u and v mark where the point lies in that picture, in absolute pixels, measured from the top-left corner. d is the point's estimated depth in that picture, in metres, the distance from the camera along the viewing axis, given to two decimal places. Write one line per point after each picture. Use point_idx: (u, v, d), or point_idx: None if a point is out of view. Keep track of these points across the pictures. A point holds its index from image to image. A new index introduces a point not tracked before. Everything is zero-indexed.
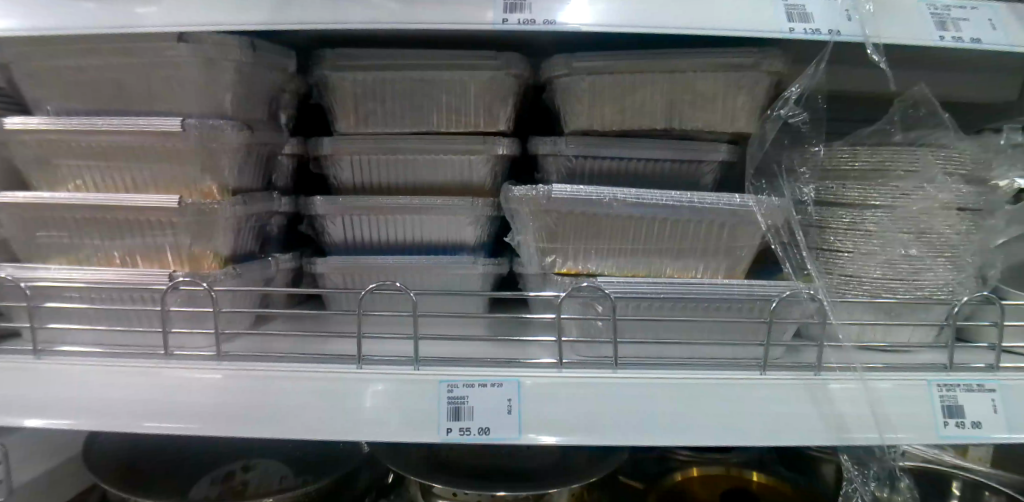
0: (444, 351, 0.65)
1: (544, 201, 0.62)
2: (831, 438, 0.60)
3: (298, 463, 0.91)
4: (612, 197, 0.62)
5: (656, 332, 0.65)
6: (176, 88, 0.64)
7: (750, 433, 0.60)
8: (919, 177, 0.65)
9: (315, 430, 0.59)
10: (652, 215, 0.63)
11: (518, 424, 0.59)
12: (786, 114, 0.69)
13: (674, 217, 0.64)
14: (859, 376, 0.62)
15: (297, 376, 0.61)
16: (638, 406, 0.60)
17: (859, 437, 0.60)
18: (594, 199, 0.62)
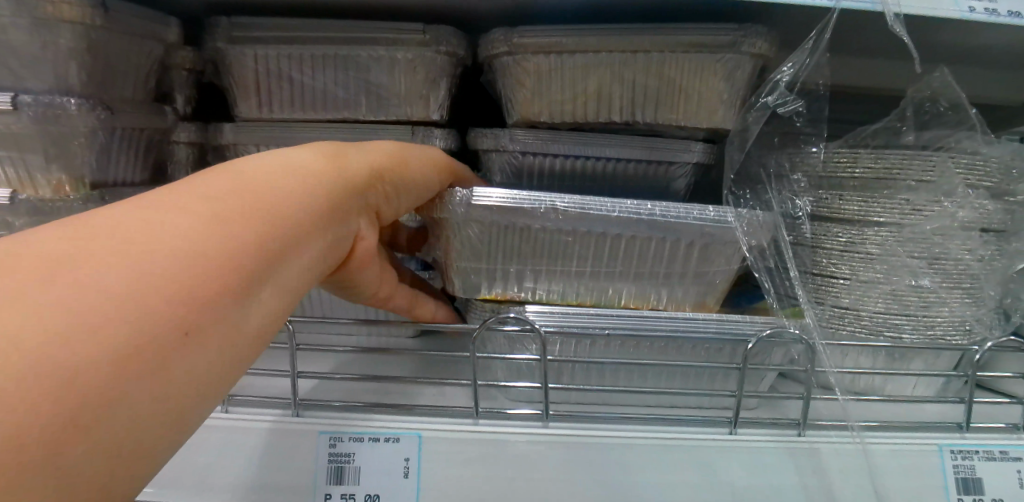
0: (340, 392, 0.52)
1: (465, 208, 0.50)
2: None
3: None
4: (550, 206, 0.50)
5: (602, 375, 0.52)
6: (7, 57, 0.51)
7: None
8: (933, 189, 0.52)
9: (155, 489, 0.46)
10: (598, 228, 0.51)
11: (414, 493, 0.46)
12: (774, 103, 0.56)
13: (626, 232, 0.51)
14: (856, 439, 0.49)
15: None
16: (574, 474, 0.47)
17: None
18: (527, 207, 0.50)
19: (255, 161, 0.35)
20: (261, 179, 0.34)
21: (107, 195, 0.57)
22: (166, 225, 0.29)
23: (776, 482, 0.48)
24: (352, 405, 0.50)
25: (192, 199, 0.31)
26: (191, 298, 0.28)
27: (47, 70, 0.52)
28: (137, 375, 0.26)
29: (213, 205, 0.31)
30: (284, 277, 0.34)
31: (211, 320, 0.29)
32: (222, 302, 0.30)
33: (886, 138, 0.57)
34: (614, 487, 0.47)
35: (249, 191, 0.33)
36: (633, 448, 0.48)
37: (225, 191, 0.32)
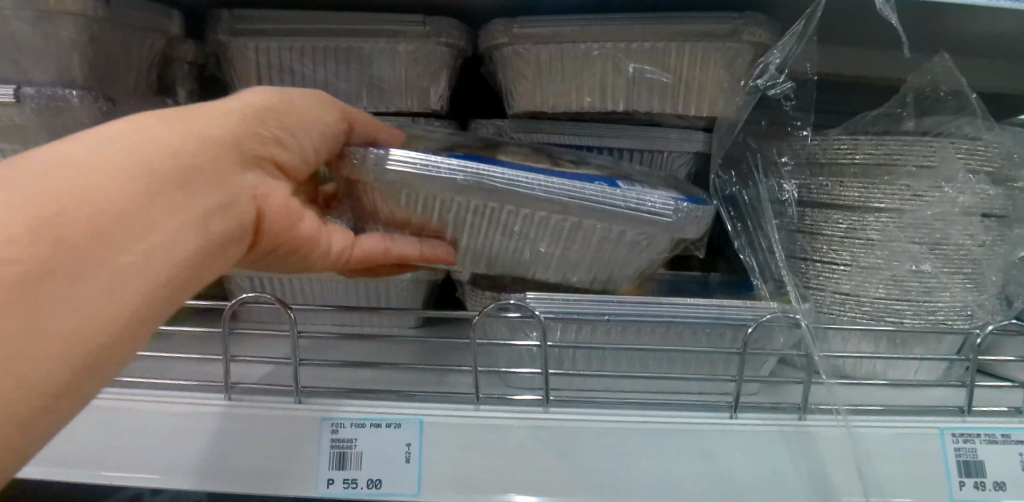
0: (343, 380, 0.53)
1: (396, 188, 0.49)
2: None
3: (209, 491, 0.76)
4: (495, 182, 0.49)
5: (603, 361, 0.53)
6: (12, 50, 0.52)
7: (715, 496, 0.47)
8: (935, 175, 0.52)
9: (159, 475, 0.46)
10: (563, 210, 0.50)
11: (417, 480, 0.46)
12: (766, 85, 0.57)
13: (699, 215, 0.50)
14: (842, 423, 0.50)
15: (146, 405, 0.48)
16: (575, 458, 0.47)
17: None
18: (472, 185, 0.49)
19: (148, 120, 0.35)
20: (150, 132, 0.34)
21: None
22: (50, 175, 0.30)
23: (777, 467, 0.48)
24: (353, 391, 0.50)
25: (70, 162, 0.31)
26: (61, 252, 0.28)
27: (50, 62, 0.52)
28: (31, 299, 0.27)
29: (87, 152, 0.31)
30: (175, 228, 0.33)
31: (76, 271, 0.29)
32: (113, 238, 0.30)
33: (887, 124, 0.56)
34: (615, 471, 0.47)
35: (136, 150, 0.33)
36: (633, 433, 0.48)
37: (114, 146, 0.32)
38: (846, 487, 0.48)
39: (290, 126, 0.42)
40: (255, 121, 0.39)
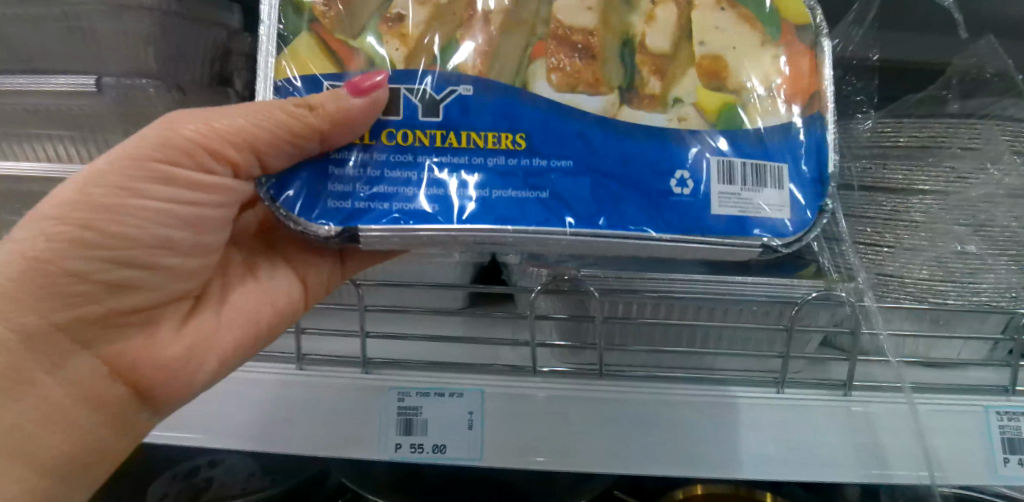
0: (404, 353, 0.56)
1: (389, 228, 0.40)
2: (861, 475, 0.49)
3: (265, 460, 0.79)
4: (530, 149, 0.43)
5: (651, 337, 0.55)
6: (93, 44, 0.55)
7: (763, 465, 0.49)
8: (978, 156, 0.53)
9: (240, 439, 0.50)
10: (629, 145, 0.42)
11: (479, 444, 0.50)
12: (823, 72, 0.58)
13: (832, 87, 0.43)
14: (909, 400, 0.50)
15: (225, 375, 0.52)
16: (628, 427, 0.49)
17: (898, 474, 0.49)
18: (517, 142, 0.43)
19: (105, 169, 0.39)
20: (138, 160, 0.39)
21: None
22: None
23: (822, 438, 0.50)
24: (419, 363, 0.54)
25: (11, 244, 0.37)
26: None
27: (128, 54, 0.56)
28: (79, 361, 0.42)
29: (104, 198, 0.39)
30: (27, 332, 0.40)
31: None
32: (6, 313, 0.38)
33: (930, 107, 0.57)
34: (667, 441, 0.49)
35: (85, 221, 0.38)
36: (688, 405, 0.50)
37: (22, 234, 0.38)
38: (894, 459, 0.50)
39: (273, 149, 0.39)
40: (226, 141, 0.39)
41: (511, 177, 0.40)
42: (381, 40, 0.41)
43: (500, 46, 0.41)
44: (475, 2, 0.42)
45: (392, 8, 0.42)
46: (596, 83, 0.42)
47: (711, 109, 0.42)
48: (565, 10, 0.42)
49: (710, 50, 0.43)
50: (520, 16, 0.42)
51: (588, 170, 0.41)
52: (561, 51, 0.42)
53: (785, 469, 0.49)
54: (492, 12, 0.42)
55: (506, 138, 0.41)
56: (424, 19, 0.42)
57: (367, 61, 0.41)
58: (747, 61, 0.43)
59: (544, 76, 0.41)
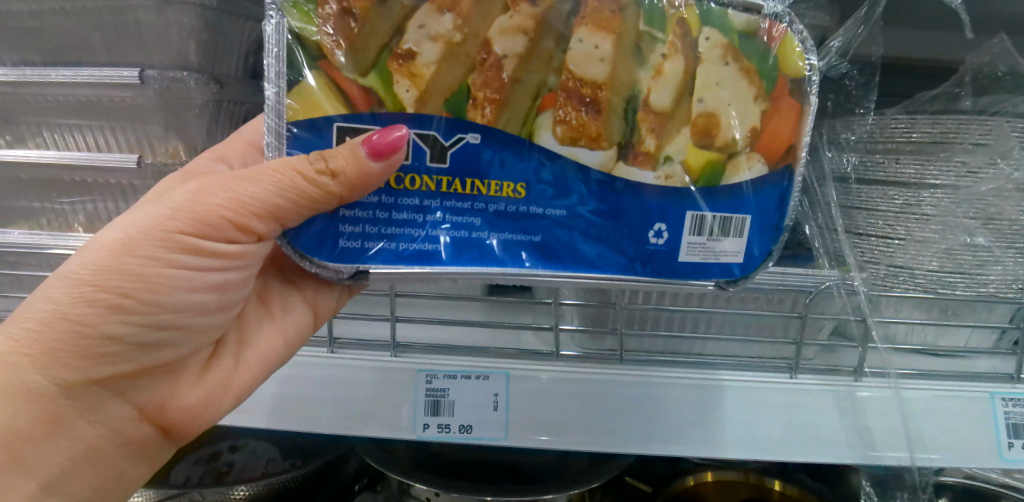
0: (432, 337, 0.58)
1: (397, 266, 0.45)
2: (853, 455, 0.52)
3: (291, 439, 0.83)
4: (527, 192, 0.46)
5: (669, 323, 0.57)
6: (137, 38, 0.58)
7: (766, 448, 0.52)
8: (989, 152, 0.55)
9: (277, 417, 0.53)
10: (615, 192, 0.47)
11: (504, 424, 0.52)
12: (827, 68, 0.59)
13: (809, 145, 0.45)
14: (893, 385, 0.53)
15: None
16: (646, 409, 0.52)
17: (885, 456, 0.52)
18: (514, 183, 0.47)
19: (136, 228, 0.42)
20: (166, 230, 0.42)
21: None
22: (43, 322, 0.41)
23: (828, 421, 0.52)
24: (446, 347, 0.56)
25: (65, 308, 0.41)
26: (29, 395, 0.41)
27: (170, 48, 0.58)
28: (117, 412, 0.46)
29: (138, 268, 0.42)
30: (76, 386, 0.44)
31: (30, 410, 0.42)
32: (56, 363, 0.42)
33: (942, 103, 0.59)
34: (680, 421, 0.52)
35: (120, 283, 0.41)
36: (700, 389, 0.52)
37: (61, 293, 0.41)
38: (882, 439, 0.52)
39: (295, 216, 0.42)
40: (251, 206, 0.41)
41: (504, 223, 0.45)
42: (394, 82, 0.42)
43: (512, 95, 0.43)
44: (489, 44, 0.42)
45: (406, 44, 0.42)
46: (598, 137, 0.44)
47: (698, 167, 0.45)
48: (575, 55, 0.43)
49: (708, 107, 0.44)
50: (532, 61, 0.43)
51: (575, 221, 0.45)
52: (567, 103, 0.43)
53: (785, 450, 0.51)
54: (505, 58, 0.43)
55: (508, 187, 0.44)
56: (437, 58, 0.42)
57: (377, 104, 0.42)
58: (738, 115, 0.44)
59: (549, 128, 0.44)
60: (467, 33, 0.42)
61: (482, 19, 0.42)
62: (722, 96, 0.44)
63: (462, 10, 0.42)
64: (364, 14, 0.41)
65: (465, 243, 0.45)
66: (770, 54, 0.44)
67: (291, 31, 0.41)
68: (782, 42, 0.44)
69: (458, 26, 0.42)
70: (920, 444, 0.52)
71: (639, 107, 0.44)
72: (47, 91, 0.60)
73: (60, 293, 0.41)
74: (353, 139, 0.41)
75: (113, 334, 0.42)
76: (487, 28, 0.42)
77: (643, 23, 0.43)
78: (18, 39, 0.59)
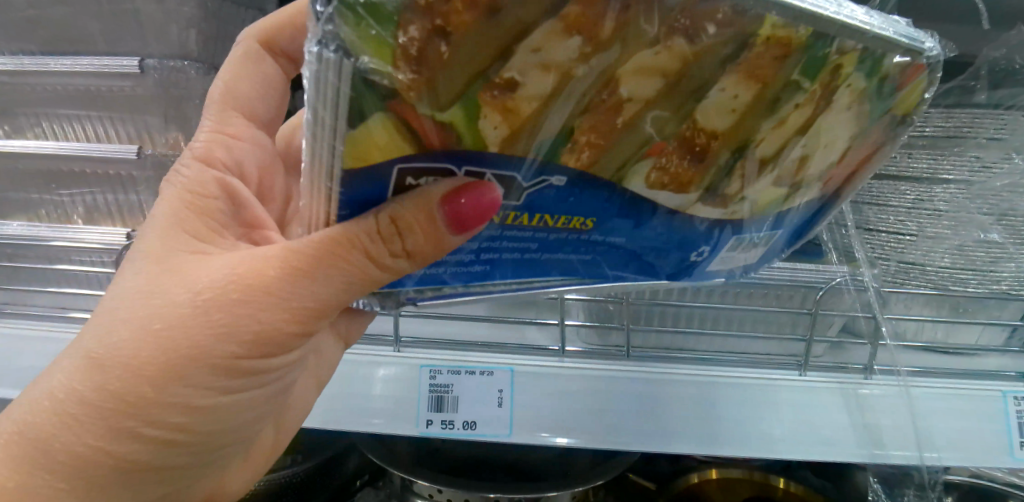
0: (435, 332, 0.58)
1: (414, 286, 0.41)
2: (862, 454, 0.51)
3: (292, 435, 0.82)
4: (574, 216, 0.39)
5: (675, 319, 0.56)
6: (135, 27, 0.57)
7: (769, 446, 0.51)
8: (1005, 146, 0.54)
9: None
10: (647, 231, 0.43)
11: (508, 421, 0.51)
12: None
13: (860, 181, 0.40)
14: (903, 383, 0.53)
15: None
16: (652, 407, 0.51)
17: (894, 454, 0.51)
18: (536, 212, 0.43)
19: (171, 356, 0.36)
20: (213, 359, 0.36)
21: None
22: (77, 443, 0.36)
23: (838, 420, 0.51)
24: (449, 343, 0.55)
25: (101, 439, 0.36)
26: None
27: (169, 38, 0.57)
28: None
29: (192, 400, 0.37)
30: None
31: None
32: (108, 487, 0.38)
33: (958, 97, 0.58)
34: (687, 419, 0.51)
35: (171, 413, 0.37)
36: (707, 385, 0.52)
37: (96, 433, 0.36)
38: (889, 438, 0.51)
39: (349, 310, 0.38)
40: (308, 314, 0.36)
41: (560, 246, 0.37)
42: (480, 116, 0.28)
43: (616, 141, 0.31)
44: (615, 82, 0.29)
45: (508, 72, 0.27)
46: (687, 184, 0.35)
47: (768, 201, 0.39)
48: (704, 107, 0.31)
49: (809, 152, 0.35)
50: (661, 107, 0.30)
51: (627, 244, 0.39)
52: (673, 152, 0.33)
53: (793, 448, 0.50)
54: (629, 101, 0.30)
55: (577, 221, 0.35)
56: (545, 91, 0.28)
57: (455, 139, 0.29)
58: (825, 156, 0.36)
59: (641, 173, 0.33)
60: (592, 65, 0.27)
61: (617, 51, 0.27)
62: (836, 138, 0.35)
63: (597, 35, 0.26)
64: (460, 31, 0.25)
65: (507, 267, 0.39)
66: (891, 100, 0.33)
67: (361, 70, 0.25)
68: (915, 83, 0.33)
69: (585, 54, 0.27)
70: (929, 443, 0.50)
71: (745, 156, 0.34)
72: (45, 81, 0.59)
73: (92, 432, 0.36)
74: (432, 204, 0.31)
75: (166, 464, 0.39)
76: (619, 62, 0.28)
77: (798, 72, 0.30)
78: (15, 28, 0.58)
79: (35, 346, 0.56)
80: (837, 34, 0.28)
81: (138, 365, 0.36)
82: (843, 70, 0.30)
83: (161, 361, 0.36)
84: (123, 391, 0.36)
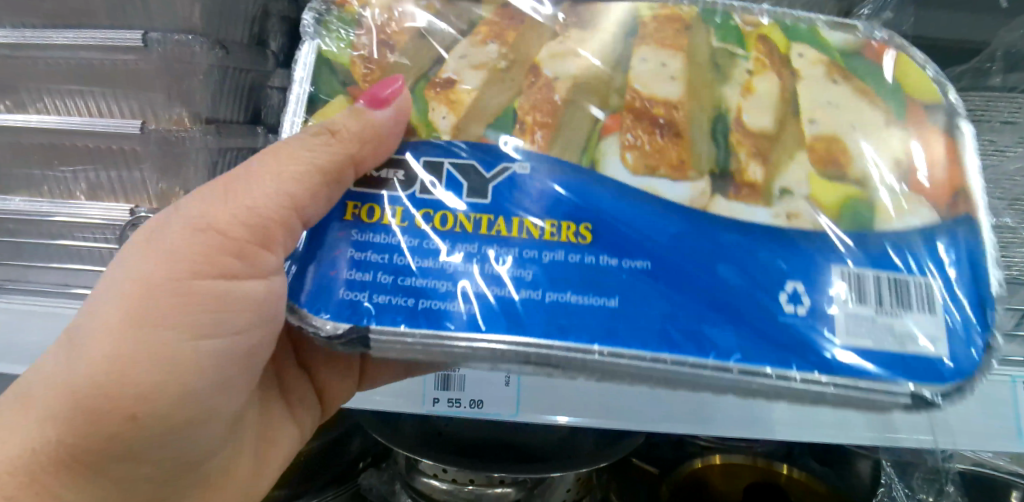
0: None
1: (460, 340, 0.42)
2: (874, 439, 0.51)
3: None
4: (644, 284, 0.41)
5: None
6: None
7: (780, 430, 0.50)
8: (1018, 131, 0.54)
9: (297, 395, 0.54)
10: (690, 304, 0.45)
11: (516, 401, 0.51)
12: None
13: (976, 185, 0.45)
14: None
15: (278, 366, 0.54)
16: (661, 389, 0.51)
17: (906, 438, 0.52)
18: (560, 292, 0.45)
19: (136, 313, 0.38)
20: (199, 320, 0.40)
21: (222, 129, 0.61)
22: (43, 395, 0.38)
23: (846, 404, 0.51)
24: None
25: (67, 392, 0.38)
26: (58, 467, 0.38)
27: (175, 11, 0.57)
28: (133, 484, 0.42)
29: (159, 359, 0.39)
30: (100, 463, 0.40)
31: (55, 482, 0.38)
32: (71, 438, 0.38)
33: (972, 80, 0.58)
34: (697, 402, 0.51)
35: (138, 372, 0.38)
36: None
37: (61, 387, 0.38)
38: (897, 420, 0.52)
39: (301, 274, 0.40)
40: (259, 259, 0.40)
41: (591, 284, 0.41)
42: (431, 107, 0.44)
43: (560, 126, 0.44)
44: (539, 68, 0.46)
45: (445, 72, 0.45)
46: (680, 166, 0.43)
47: (819, 191, 0.44)
48: (642, 75, 0.46)
49: (759, 119, 0.45)
50: (582, 87, 0.45)
51: (698, 307, 0.41)
52: (635, 125, 0.44)
53: (802, 431, 0.50)
54: (556, 79, 0.45)
55: (570, 230, 0.42)
56: (477, 83, 0.45)
57: (412, 124, 0.44)
58: (870, 154, 0.45)
59: (617, 153, 0.43)
60: (511, 60, 0.46)
61: (525, 47, 0.46)
62: (849, 127, 0.45)
63: (507, 39, 0.46)
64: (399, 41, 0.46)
65: (579, 320, 0.40)
66: (881, 81, 0.47)
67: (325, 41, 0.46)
68: (915, 90, 0.47)
69: (502, 54, 0.46)
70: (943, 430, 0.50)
71: (729, 135, 0.45)
72: (47, 54, 0.59)
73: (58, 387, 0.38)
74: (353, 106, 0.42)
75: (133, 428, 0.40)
76: (535, 54, 0.46)
77: (721, 43, 0.47)
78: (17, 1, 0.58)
79: (38, 322, 0.55)
80: (727, 15, 0.48)
81: (127, 322, 0.38)
82: (771, 40, 0.47)
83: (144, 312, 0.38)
84: (108, 340, 0.37)
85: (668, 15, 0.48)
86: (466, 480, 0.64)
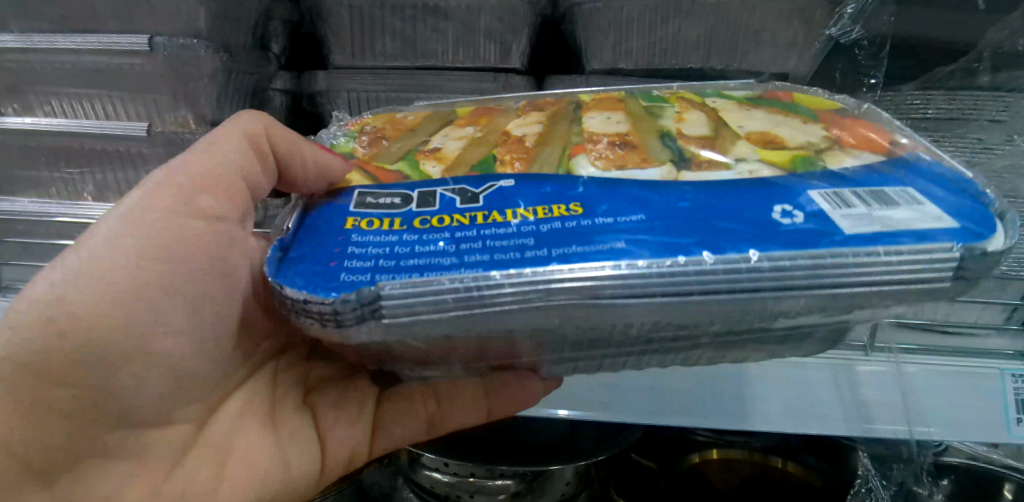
0: None
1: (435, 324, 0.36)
2: (853, 428, 0.52)
3: None
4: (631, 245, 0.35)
5: None
6: (143, 5, 0.57)
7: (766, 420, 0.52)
8: (1007, 129, 0.54)
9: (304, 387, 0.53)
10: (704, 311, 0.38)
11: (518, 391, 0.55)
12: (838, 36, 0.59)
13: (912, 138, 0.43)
14: (896, 360, 0.53)
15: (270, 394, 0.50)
16: (652, 381, 0.53)
17: (887, 429, 0.52)
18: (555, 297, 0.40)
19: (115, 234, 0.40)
20: (189, 267, 0.42)
21: (226, 131, 0.63)
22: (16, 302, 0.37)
23: (830, 394, 0.52)
24: None
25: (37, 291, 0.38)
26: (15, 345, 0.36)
27: (179, 16, 0.58)
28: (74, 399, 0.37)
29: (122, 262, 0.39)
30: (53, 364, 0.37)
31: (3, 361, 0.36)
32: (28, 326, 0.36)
33: (960, 79, 0.59)
34: (688, 391, 0.52)
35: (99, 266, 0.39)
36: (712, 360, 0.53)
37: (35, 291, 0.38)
38: (888, 412, 0.53)
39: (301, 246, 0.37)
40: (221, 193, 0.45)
41: (554, 237, 0.35)
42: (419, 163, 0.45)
43: (534, 153, 0.44)
44: (510, 131, 0.48)
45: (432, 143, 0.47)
46: (646, 161, 0.42)
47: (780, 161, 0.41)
48: (595, 125, 0.47)
49: (713, 131, 0.45)
50: (549, 136, 0.46)
51: (673, 228, 0.36)
52: (596, 149, 0.44)
53: (788, 422, 0.52)
54: (525, 136, 0.47)
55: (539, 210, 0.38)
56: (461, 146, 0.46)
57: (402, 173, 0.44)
58: (799, 133, 0.45)
59: (588, 164, 0.42)
60: (485, 131, 0.48)
61: (498, 124, 0.49)
62: (781, 125, 0.46)
63: (477, 120, 0.50)
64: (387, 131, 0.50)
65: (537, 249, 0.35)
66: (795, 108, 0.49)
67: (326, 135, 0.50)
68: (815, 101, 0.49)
69: (479, 128, 0.48)
70: (920, 419, 0.52)
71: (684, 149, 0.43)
72: (55, 58, 0.60)
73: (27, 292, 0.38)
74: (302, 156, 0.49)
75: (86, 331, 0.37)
76: (505, 125, 0.48)
77: (646, 106, 0.50)
78: (24, 6, 0.58)
79: None
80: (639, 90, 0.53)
81: (117, 232, 0.40)
82: (683, 97, 0.51)
83: (140, 224, 0.41)
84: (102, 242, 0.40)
85: (604, 98, 0.52)
86: (467, 473, 0.65)
